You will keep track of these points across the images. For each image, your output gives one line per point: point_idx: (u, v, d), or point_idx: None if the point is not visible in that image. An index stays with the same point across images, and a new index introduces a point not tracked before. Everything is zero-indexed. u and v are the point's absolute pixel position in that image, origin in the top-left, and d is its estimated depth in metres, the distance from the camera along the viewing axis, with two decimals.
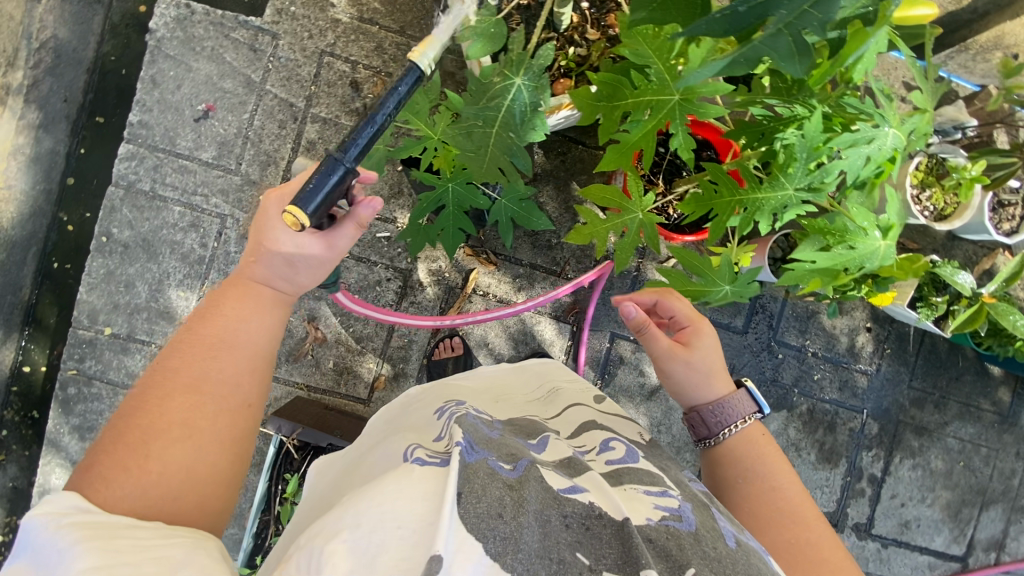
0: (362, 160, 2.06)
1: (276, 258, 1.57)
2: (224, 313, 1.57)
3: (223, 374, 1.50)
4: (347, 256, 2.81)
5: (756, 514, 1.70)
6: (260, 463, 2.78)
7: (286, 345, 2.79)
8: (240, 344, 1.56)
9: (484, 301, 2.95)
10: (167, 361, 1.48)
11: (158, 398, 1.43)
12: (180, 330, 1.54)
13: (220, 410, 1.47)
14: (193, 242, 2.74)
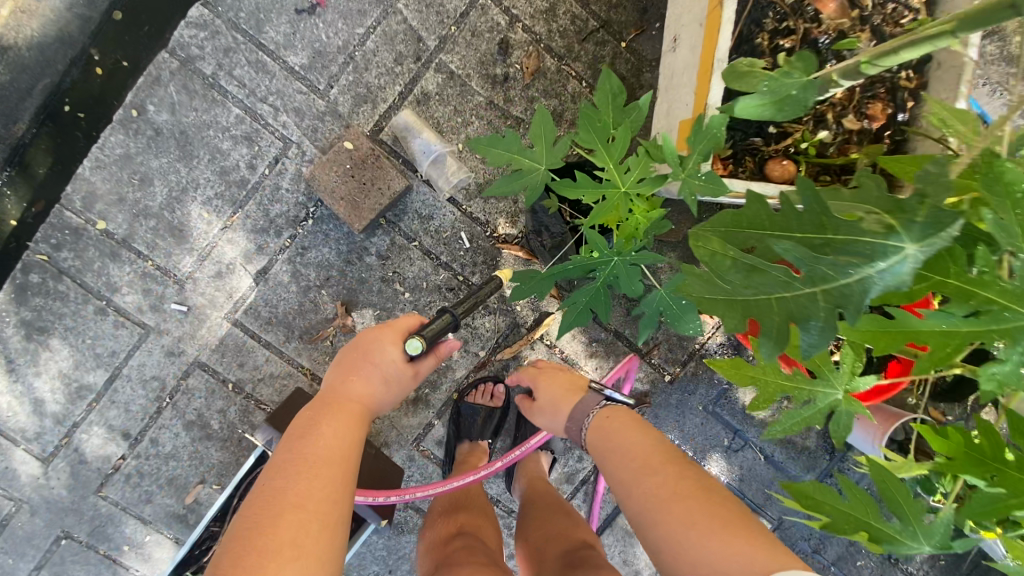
0: (507, 175, 1.51)
1: (378, 373, 1.80)
2: (323, 427, 1.61)
3: (334, 473, 1.50)
4: (414, 245, 2.26)
5: (673, 558, 1.28)
6: (225, 439, 2.32)
7: (304, 319, 2.27)
8: (346, 450, 1.59)
9: (547, 354, 2.41)
10: (287, 470, 1.48)
11: (273, 503, 1.39)
12: (283, 448, 1.56)
13: (331, 510, 1.43)
14: (239, 159, 2.18)
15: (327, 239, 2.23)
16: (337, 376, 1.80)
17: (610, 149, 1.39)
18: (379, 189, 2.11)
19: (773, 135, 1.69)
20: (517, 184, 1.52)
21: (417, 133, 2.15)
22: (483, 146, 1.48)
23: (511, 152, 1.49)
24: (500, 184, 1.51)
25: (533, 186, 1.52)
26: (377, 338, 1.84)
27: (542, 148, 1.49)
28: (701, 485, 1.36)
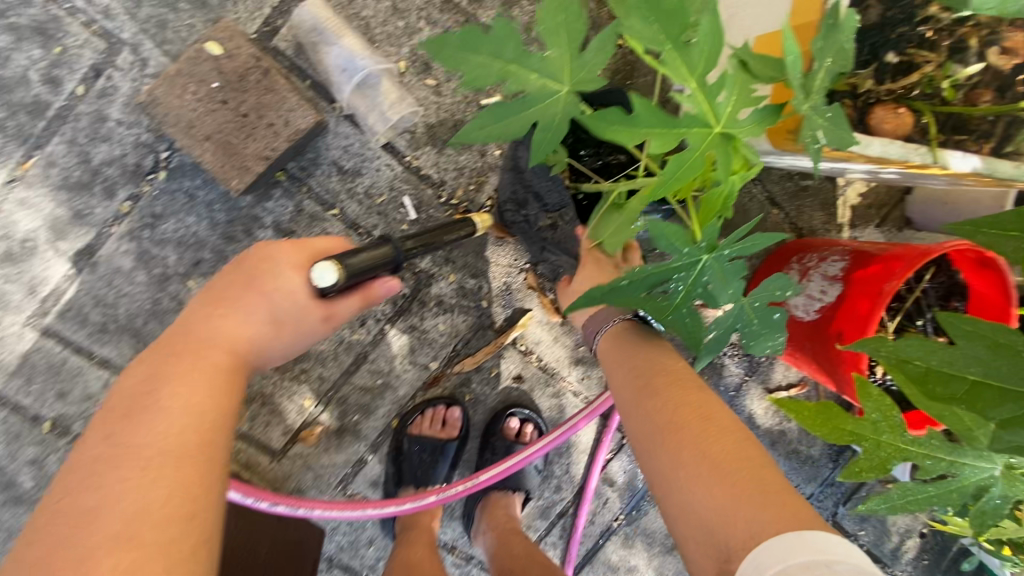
0: (499, 105, 0.84)
1: (265, 309, 1.07)
2: (163, 395, 0.93)
3: (182, 474, 0.86)
4: (333, 214, 1.53)
5: (658, 492, 0.95)
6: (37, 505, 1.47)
7: (165, 324, 1.49)
8: (205, 432, 0.92)
9: (521, 365, 1.82)
10: (97, 476, 0.84)
11: (68, 539, 0.79)
12: (101, 431, 0.91)
13: (173, 537, 0.81)
14: (30, 67, 1.35)
15: (193, 202, 1.45)
16: (191, 323, 1.05)
17: (692, 55, 0.76)
18: (269, 125, 1.28)
19: (892, 66, 1.14)
20: (518, 123, 0.86)
21: (335, 38, 1.37)
22: (450, 55, 0.80)
23: (502, 64, 0.83)
24: (490, 124, 0.85)
25: (547, 126, 0.87)
26: (270, 257, 1.09)
27: (559, 58, 0.84)
28: (699, 412, 0.97)
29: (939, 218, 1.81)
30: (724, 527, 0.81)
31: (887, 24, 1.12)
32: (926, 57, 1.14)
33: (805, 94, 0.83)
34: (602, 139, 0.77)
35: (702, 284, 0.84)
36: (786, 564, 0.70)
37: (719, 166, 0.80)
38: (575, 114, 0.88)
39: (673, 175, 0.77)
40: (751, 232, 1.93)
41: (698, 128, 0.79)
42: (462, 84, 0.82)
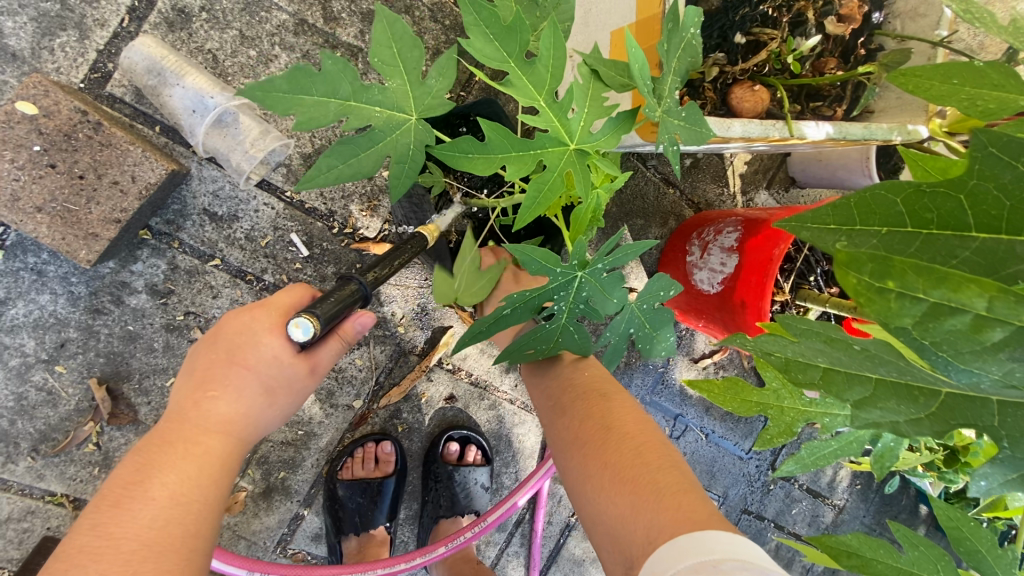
0: (344, 143, 0.76)
1: (254, 382, 0.95)
2: (152, 485, 0.88)
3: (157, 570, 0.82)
4: (214, 265, 1.41)
5: (576, 504, 1.02)
6: None
7: (36, 421, 1.34)
8: (190, 525, 0.88)
9: (451, 384, 1.77)
10: (77, 565, 0.81)
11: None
12: (87, 516, 0.86)
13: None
14: None
15: (43, 279, 1.29)
16: (174, 408, 0.96)
17: (538, 72, 0.74)
18: (112, 184, 1.15)
19: (743, 46, 1.18)
20: (370, 159, 0.79)
21: (177, 78, 1.24)
22: (280, 99, 0.72)
23: (341, 101, 0.76)
24: (336, 166, 0.77)
25: (402, 159, 0.81)
26: (244, 327, 0.95)
27: (401, 87, 0.79)
28: (604, 426, 1.04)
29: (819, 173, 1.92)
30: (626, 533, 0.89)
31: (729, 7, 1.16)
32: (771, 34, 1.18)
33: (657, 98, 0.84)
34: (458, 169, 0.74)
35: (584, 298, 0.92)
36: (672, 569, 0.76)
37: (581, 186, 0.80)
38: (427, 144, 0.83)
39: (536, 202, 0.76)
40: (653, 214, 1.97)
41: (554, 146, 0.77)
42: (300, 128, 0.74)
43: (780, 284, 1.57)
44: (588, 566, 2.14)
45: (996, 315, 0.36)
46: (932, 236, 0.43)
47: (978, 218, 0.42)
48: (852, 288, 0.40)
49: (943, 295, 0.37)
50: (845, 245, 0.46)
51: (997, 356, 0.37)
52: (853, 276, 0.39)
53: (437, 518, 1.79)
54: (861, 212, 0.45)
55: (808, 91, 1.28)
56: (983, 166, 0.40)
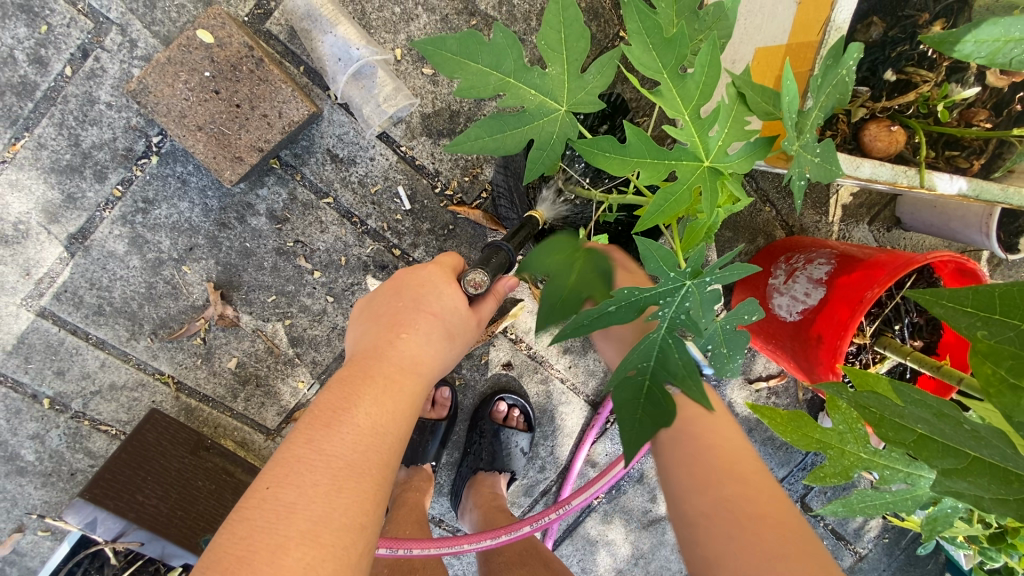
0: (495, 117, 0.83)
1: (440, 328, 1.03)
2: (355, 413, 0.93)
3: (359, 489, 0.88)
4: (327, 203, 1.53)
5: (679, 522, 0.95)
6: (49, 474, 1.53)
7: (159, 309, 1.52)
8: (384, 454, 0.93)
9: (511, 352, 1.89)
10: (292, 474, 0.86)
11: (254, 533, 0.81)
12: (299, 432, 0.92)
13: (345, 544, 0.84)
14: (14, 45, 1.31)
15: (185, 187, 1.45)
16: (366, 344, 1.02)
17: (688, 87, 0.77)
18: (262, 116, 1.27)
19: (891, 86, 1.15)
20: (512, 138, 0.86)
21: (330, 26, 1.34)
22: (449, 62, 0.80)
23: (501, 77, 0.83)
24: (485, 138, 0.84)
25: (543, 146, 0.87)
26: (425, 279, 1.06)
27: (559, 75, 0.84)
28: (749, 471, 0.96)
29: (929, 221, 1.84)
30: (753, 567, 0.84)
31: (888, 42, 1.12)
32: (924, 77, 1.13)
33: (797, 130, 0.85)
34: (593, 164, 0.79)
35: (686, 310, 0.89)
36: None
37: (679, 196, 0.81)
38: (570, 135, 0.88)
39: (658, 210, 0.80)
40: (743, 229, 1.94)
41: (688, 161, 0.81)
42: (459, 93, 0.81)
43: (862, 327, 1.53)
44: (598, 546, 2.27)
45: None
46: None
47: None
48: (989, 377, 0.49)
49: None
50: (983, 332, 0.49)
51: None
52: (991, 366, 0.48)
53: (476, 469, 1.90)
54: (1003, 305, 0.48)
55: (945, 140, 1.24)
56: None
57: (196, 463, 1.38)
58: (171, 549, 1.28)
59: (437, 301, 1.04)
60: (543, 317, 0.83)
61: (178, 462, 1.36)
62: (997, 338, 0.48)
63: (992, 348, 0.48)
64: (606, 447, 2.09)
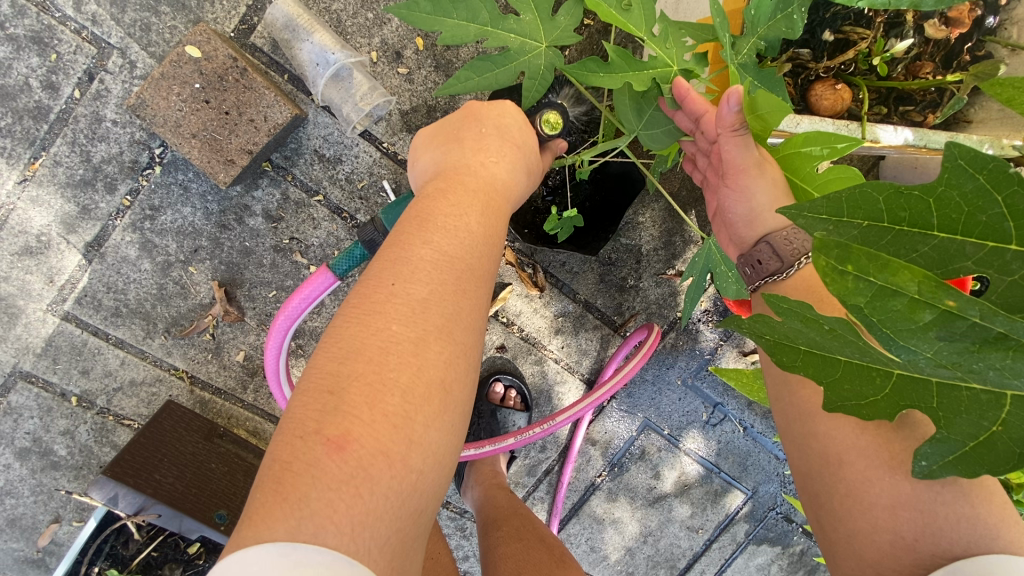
0: (482, 61, 0.99)
1: (522, 162, 1.09)
2: (466, 218, 0.95)
3: (477, 293, 0.92)
4: (318, 200, 1.64)
5: (811, 469, 0.94)
6: (80, 468, 1.66)
7: (170, 308, 1.64)
8: (488, 261, 0.97)
9: (504, 335, 1.96)
10: (418, 271, 0.87)
11: (394, 322, 0.82)
12: (408, 232, 0.91)
13: (472, 344, 0.88)
14: (29, 74, 1.46)
15: (188, 194, 1.57)
16: (453, 164, 1.03)
17: (633, 16, 0.96)
18: (249, 121, 1.38)
19: (832, 45, 1.20)
20: (504, 74, 1.02)
21: (307, 35, 1.45)
22: (425, 19, 0.94)
23: (479, 26, 0.98)
24: (473, 79, 1.00)
25: (532, 77, 1.03)
26: (505, 112, 1.12)
27: (531, 21, 1.00)
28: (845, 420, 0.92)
29: None
30: (886, 521, 0.82)
31: (822, 4, 1.17)
32: (862, 34, 1.19)
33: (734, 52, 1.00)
34: (588, 83, 0.97)
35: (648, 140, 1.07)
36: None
37: (668, 109, 1.06)
38: (555, 66, 1.04)
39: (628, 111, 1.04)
40: None
41: (662, 66, 1.00)
42: (445, 41, 0.96)
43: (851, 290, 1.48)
44: (606, 524, 2.30)
45: (924, 298, 0.46)
46: (901, 232, 0.51)
47: (941, 219, 0.49)
48: (822, 269, 0.49)
49: (886, 279, 0.47)
50: (830, 234, 0.53)
51: (927, 333, 0.47)
52: (821, 257, 0.48)
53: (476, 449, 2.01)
54: (850, 207, 0.52)
55: (897, 95, 1.27)
56: (950, 176, 0.48)
57: (210, 449, 1.52)
58: (188, 523, 1.38)
59: (521, 136, 1.11)
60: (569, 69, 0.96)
61: (192, 446, 1.49)
62: (842, 238, 0.53)
63: (820, 242, 0.48)
64: (605, 425, 2.22)
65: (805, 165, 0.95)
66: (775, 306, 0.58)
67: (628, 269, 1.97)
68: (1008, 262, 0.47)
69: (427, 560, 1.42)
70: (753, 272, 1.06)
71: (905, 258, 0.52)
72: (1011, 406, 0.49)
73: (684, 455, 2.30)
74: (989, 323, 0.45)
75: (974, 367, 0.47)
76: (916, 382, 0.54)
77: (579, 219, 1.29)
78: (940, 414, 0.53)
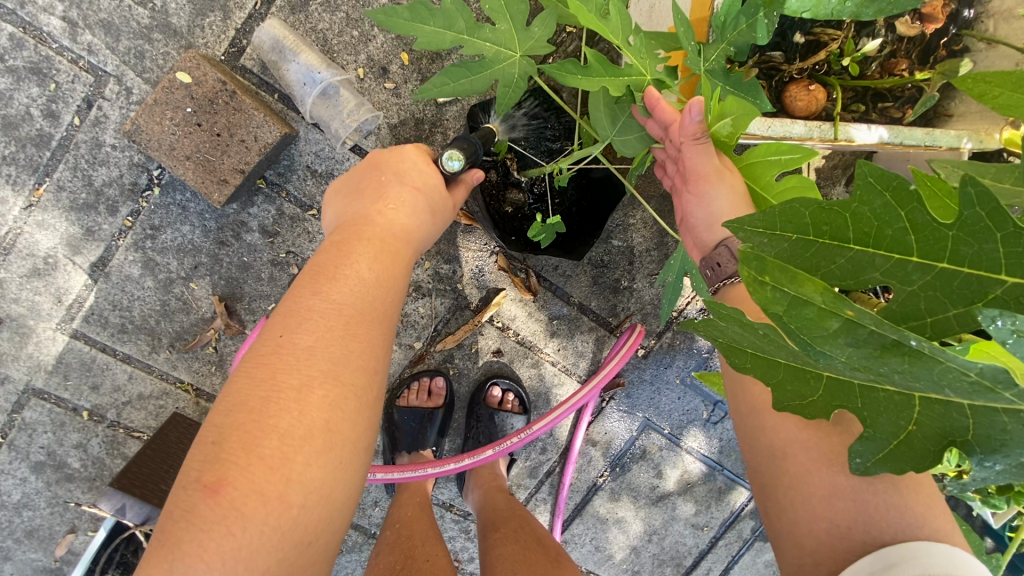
0: (458, 67, 1.02)
1: (423, 204, 1.13)
2: (356, 267, 1.01)
3: (368, 336, 0.97)
4: (312, 214, 1.68)
5: (760, 463, 0.98)
6: (93, 480, 1.72)
7: (174, 323, 1.69)
8: (384, 304, 1.02)
9: (499, 340, 2.00)
10: (306, 320, 0.94)
11: (277, 372, 0.88)
12: (303, 284, 0.99)
13: (363, 387, 0.93)
14: (30, 104, 1.52)
15: (186, 213, 1.63)
16: (353, 217, 1.10)
17: (611, 23, 0.96)
18: (240, 141, 1.43)
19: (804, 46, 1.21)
20: (479, 82, 1.05)
21: (294, 55, 1.50)
22: (404, 25, 0.98)
23: (455, 34, 1.01)
24: (450, 85, 1.03)
25: (506, 85, 1.06)
26: (406, 157, 1.16)
27: (506, 31, 1.03)
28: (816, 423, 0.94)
29: None
30: (823, 510, 0.86)
31: None
32: (832, 35, 1.20)
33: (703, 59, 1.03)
34: (566, 84, 0.98)
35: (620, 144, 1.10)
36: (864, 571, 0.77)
37: (640, 116, 1.08)
38: (528, 74, 1.07)
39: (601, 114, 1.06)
40: None
41: (634, 73, 1.02)
42: (421, 48, 1.00)
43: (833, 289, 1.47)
44: (609, 524, 2.32)
45: (829, 307, 0.50)
46: (823, 245, 0.58)
47: (856, 233, 0.56)
48: (745, 277, 0.55)
49: (795, 290, 0.52)
50: (765, 245, 0.60)
51: (836, 340, 0.51)
52: (743, 266, 0.54)
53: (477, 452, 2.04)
54: (782, 220, 0.59)
55: (873, 92, 1.27)
56: (863, 193, 0.55)
57: None
58: None
59: (423, 178, 1.15)
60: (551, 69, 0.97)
61: None
62: (773, 248, 0.60)
63: (744, 255, 0.54)
64: (605, 426, 2.23)
65: (765, 174, 1.02)
66: (717, 311, 0.63)
67: (621, 271, 1.99)
68: (910, 273, 0.54)
69: (422, 561, 1.47)
70: (713, 274, 1.11)
71: (824, 268, 0.58)
72: (920, 406, 0.55)
73: (685, 454, 2.30)
74: (884, 331, 0.49)
75: (880, 371, 0.51)
76: (845, 383, 0.60)
77: (562, 226, 1.31)
78: (868, 412, 0.59)
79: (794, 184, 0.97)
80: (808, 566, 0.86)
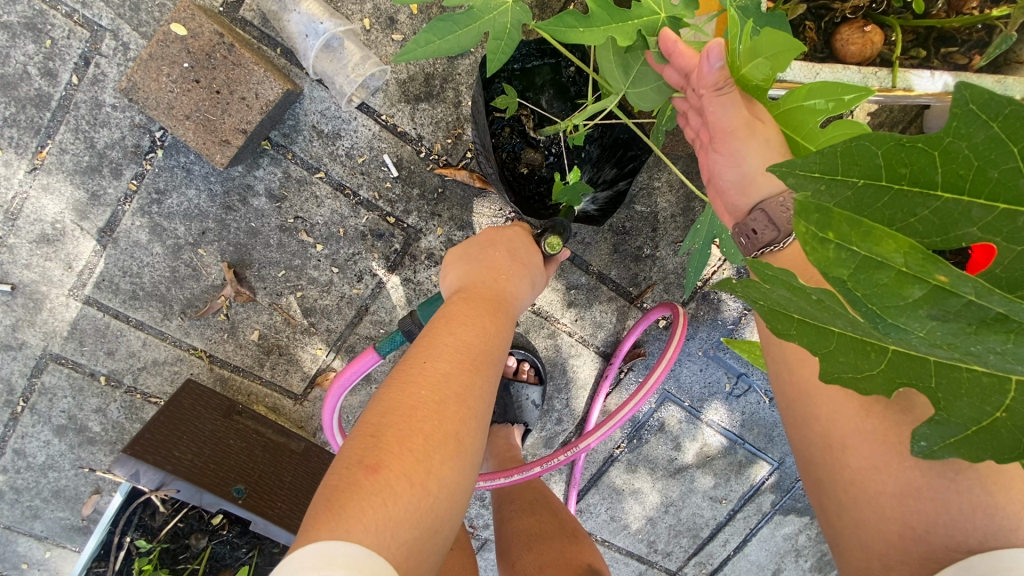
0: (443, 20, 0.92)
1: (526, 272, 1.22)
2: (482, 314, 1.07)
3: (491, 374, 1.01)
4: (319, 177, 1.62)
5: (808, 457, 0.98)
6: (115, 443, 1.75)
7: (184, 290, 1.67)
8: (500, 351, 1.07)
9: None
10: (442, 351, 0.97)
11: (425, 386, 0.91)
12: (437, 323, 1.04)
13: (487, 415, 0.96)
14: (27, 62, 1.46)
15: (191, 175, 1.58)
16: (473, 273, 1.17)
17: None
18: (241, 99, 1.36)
19: None
20: (468, 35, 0.95)
21: (294, 5, 1.40)
22: None
23: None
24: (435, 41, 0.93)
25: (498, 37, 0.96)
26: (510, 229, 1.28)
27: None
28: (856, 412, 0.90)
29: None
30: (891, 510, 0.84)
31: None
32: None
33: None
34: (568, 42, 0.88)
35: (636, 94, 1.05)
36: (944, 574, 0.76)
37: (655, 63, 0.99)
38: (522, 23, 0.96)
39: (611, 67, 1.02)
40: None
41: (645, 15, 0.93)
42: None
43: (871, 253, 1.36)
44: (626, 495, 2.28)
45: (912, 272, 0.42)
46: (900, 190, 0.48)
47: (946, 174, 0.47)
48: (802, 236, 0.46)
49: (868, 250, 0.43)
50: (823, 194, 0.50)
51: (917, 311, 0.43)
52: (799, 223, 0.45)
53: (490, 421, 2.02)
54: (845, 162, 0.49)
55: (937, 35, 1.14)
56: (960, 124, 0.45)
57: (229, 425, 1.57)
58: (207, 498, 1.43)
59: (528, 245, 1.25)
60: (548, 24, 0.86)
61: (213, 424, 1.55)
62: (833, 198, 0.50)
63: (801, 206, 0.45)
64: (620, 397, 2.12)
65: (809, 120, 0.88)
66: (760, 273, 0.55)
67: (642, 237, 1.89)
68: (1019, 227, 0.45)
69: None
70: (748, 243, 1.02)
71: (901, 222, 0.49)
72: (1015, 392, 0.47)
73: (705, 427, 2.24)
74: (986, 302, 0.40)
75: (971, 350, 0.43)
76: (913, 361, 0.53)
77: (579, 188, 1.22)
78: (940, 397, 0.51)
79: (845, 131, 0.84)
80: (875, 569, 0.85)
